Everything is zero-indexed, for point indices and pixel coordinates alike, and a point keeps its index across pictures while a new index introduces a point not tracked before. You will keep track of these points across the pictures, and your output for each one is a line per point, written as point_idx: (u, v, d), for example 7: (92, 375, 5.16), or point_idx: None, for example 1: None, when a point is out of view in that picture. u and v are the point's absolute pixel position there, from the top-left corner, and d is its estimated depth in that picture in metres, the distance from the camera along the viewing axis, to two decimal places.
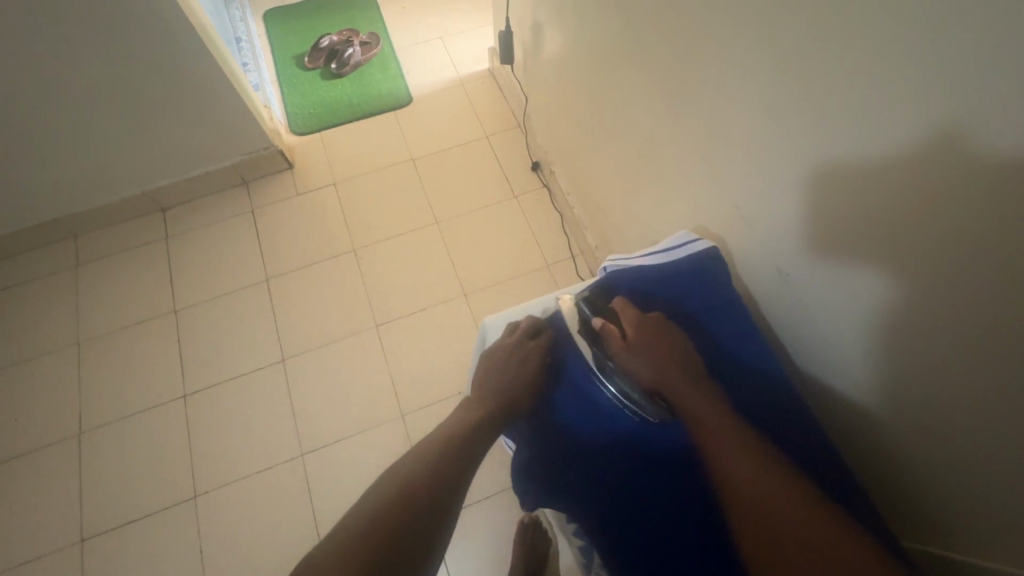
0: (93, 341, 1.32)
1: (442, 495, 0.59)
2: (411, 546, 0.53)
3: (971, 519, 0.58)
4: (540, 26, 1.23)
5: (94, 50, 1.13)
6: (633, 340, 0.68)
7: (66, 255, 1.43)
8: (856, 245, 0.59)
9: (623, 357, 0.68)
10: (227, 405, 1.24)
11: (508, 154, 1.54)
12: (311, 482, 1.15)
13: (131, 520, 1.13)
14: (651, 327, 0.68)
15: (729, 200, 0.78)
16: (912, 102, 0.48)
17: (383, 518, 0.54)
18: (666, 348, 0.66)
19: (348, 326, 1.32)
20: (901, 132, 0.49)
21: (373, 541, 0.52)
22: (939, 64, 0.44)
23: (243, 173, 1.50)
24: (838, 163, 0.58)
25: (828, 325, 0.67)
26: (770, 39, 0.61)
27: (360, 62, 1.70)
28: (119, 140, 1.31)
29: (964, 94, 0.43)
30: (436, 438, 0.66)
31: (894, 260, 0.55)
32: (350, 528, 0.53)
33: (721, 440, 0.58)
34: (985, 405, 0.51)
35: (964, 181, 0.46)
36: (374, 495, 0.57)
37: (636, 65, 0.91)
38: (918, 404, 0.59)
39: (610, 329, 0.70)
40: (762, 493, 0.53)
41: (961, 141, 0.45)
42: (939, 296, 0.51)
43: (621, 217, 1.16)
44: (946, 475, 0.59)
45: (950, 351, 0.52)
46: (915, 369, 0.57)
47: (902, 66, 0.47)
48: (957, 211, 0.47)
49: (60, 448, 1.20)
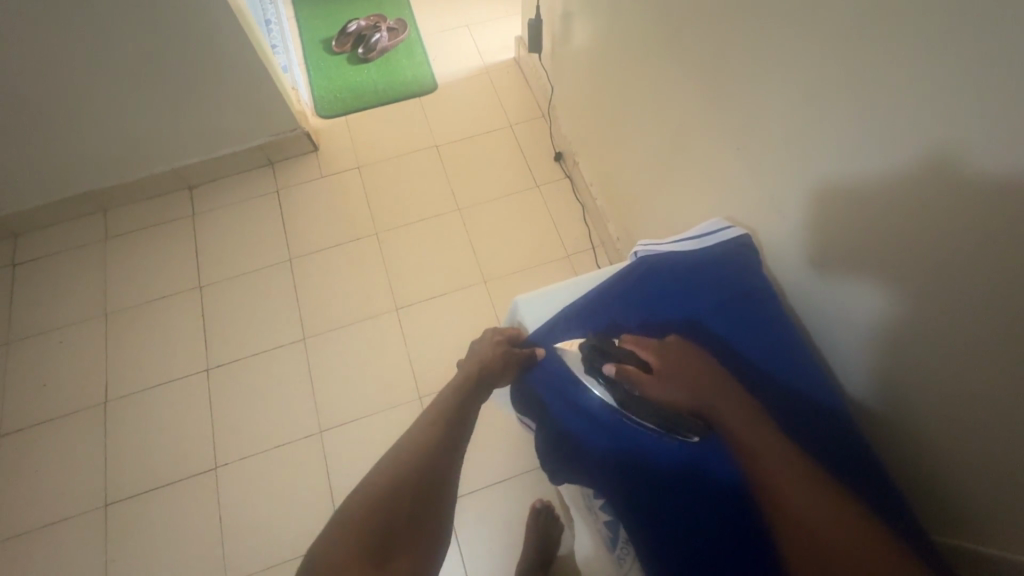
0: (121, 312, 1.35)
1: (433, 485, 0.60)
2: (407, 538, 0.55)
3: (982, 523, 0.58)
4: (569, 17, 1.23)
5: (130, 32, 1.15)
6: (660, 370, 0.64)
7: (95, 228, 1.46)
8: (873, 252, 0.60)
9: (651, 389, 0.63)
10: (248, 381, 1.26)
11: (532, 144, 1.54)
12: (328, 458, 1.17)
13: (153, 488, 1.16)
14: (673, 352, 0.65)
15: (753, 193, 0.78)
16: (929, 116, 0.49)
17: (376, 514, 0.55)
18: (694, 371, 0.63)
19: (367, 308, 1.33)
20: (918, 145, 0.51)
21: (367, 536, 0.53)
22: (960, 64, 0.45)
23: (269, 155, 1.52)
24: (862, 168, 0.58)
25: (856, 324, 0.65)
26: (801, 35, 0.61)
27: (387, 48, 1.70)
28: (147, 117, 1.33)
29: (993, 85, 0.43)
30: (425, 425, 0.67)
31: (905, 269, 0.56)
32: (348, 517, 0.55)
33: (762, 452, 0.55)
34: (987, 413, 0.52)
35: (971, 197, 0.47)
36: (368, 488, 0.58)
37: (664, 58, 0.90)
38: (926, 407, 0.59)
39: (628, 369, 0.65)
40: (813, 506, 0.51)
41: (969, 158, 0.46)
42: (942, 296, 0.53)
43: (644, 209, 1.15)
44: (952, 478, 0.59)
45: (958, 358, 0.53)
46: (925, 374, 0.58)
47: (932, 56, 0.47)
48: (977, 207, 0.47)
49: (86, 415, 1.23)
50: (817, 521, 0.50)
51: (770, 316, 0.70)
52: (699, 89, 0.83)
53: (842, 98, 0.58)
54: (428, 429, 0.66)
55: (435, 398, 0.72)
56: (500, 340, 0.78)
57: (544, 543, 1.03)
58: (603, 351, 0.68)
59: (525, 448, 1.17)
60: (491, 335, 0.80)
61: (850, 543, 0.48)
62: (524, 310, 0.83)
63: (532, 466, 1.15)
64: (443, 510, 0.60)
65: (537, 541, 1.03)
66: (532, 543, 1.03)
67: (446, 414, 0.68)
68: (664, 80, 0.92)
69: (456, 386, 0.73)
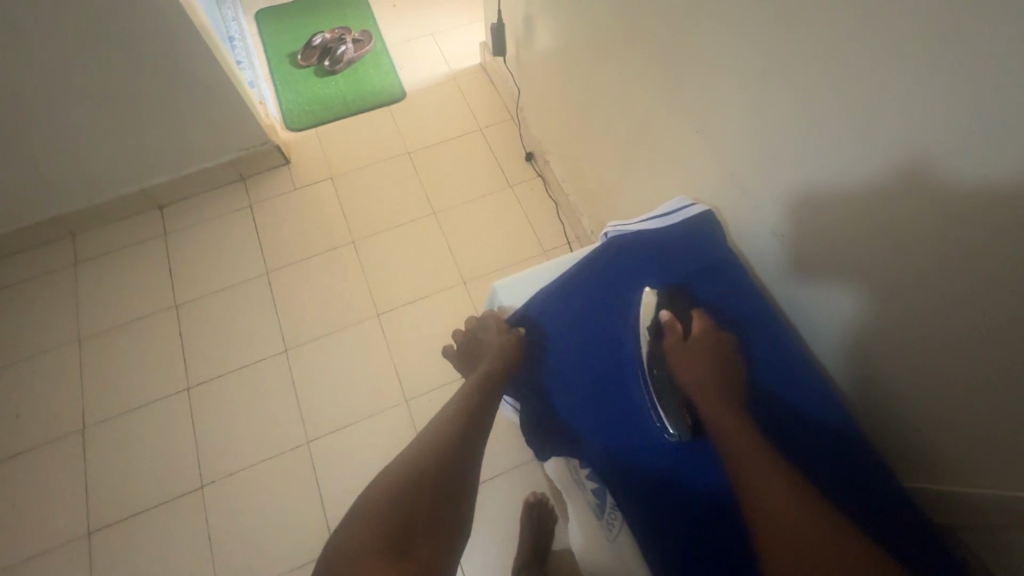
0: (95, 336, 1.32)
1: (449, 484, 0.62)
2: (425, 537, 0.58)
3: (955, 472, 0.61)
4: (531, 19, 1.26)
5: (93, 53, 1.15)
6: (695, 343, 0.69)
7: (64, 253, 1.43)
8: (847, 240, 0.62)
9: (679, 355, 0.70)
10: (232, 397, 1.25)
11: (502, 145, 1.57)
12: (318, 468, 1.17)
13: (139, 512, 1.13)
14: (715, 340, 0.70)
15: (717, 174, 0.81)
16: (896, 117, 0.51)
17: (397, 505, 0.58)
18: (719, 364, 0.68)
19: (350, 316, 1.33)
20: (889, 147, 0.53)
21: (384, 535, 0.56)
22: (907, 50, 0.48)
23: (241, 170, 1.52)
24: (827, 161, 0.61)
25: (822, 287, 0.69)
26: (749, 22, 0.65)
27: (353, 59, 1.72)
28: (114, 138, 1.31)
29: (941, 59, 0.46)
30: (441, 421, 0.69)
31: (881, 255, 0.59)
32: (370, 507, 0.59)
33: (752, 448, 0.60)
34: (953, 364, 0.55)
35: (939, 187, 0.50)
36: (384, 484, 0.60)
37: (624, 52, 0.93)
38: (893, 365, 0.63)
39: (675, 325, 0.71)
40: (776, 503, 0.55)
41: (936, 155, 0.49)
42: (915, 277, 0.56)
43: (614, 200, 1.18)
44: (920, 429, 0.63)
45: (924, 315, 0.56)
46: (893, 333, 0.61)
47: (881, 42, 0.50)
48: (936, 179, 0.50)
49: (63, 444, 1.20)
50: (780, 510, 0.54)
51: (738, 290, 0.73)
52: (658, 80, 0.86)
53: (796, 81, 0.61)
54: (444, 425, 0.68)
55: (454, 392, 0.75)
56: (504, 328, 0.81)
57: (539, 536, 1.04)
58: (667, 300, 0.74)
59: (515, 442, 1.18)
60: (490, 319, 0.83)
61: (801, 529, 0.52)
62: (507, 305, 0.85)
63: (522, 461, 1.16)
64: (462, 496, 0.63)
65: (533, 535, 1.04)
66: (528, 536, 1.04)
67: (461, 409, 0.70)
68: (626, 73, 0.95)
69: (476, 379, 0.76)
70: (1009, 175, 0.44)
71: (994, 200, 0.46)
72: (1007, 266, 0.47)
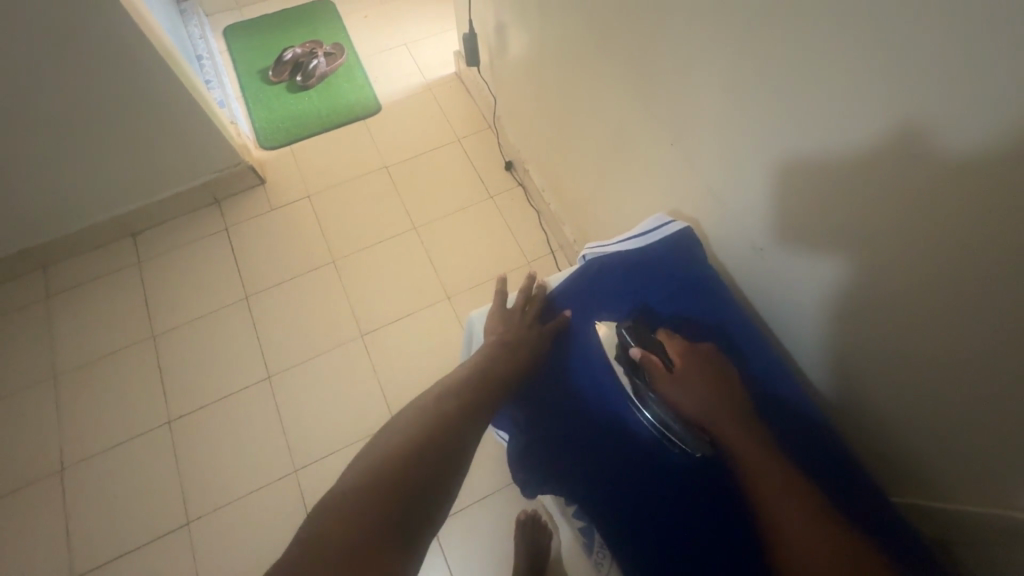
0: (70, 372, 1.29)
1: (438, 471, 0.55)
2: (416, 527, 0.49)
3: (945, 480, 0.60)
4: (503, 28, 1.24)
5: (51, 81, 1.11)
6: (680, 372, 0.67)
7: (35, 287, 1.39)
8: (832, 239, 0.60)
9: (668, 389, 0.67)
10: (215, 428, 1.22)
11: (481, 154, 1.55)
12: (307, 497, 1.14)
13: (124, 553, 1.10)
14: (701, 359, 0.67)
15: (694, 184, 0.80)
16: (874, 98, 0.49)
17: (396, 473, 0.52)
18: (711, 386, 0.65)
19: (332, 337, 1.31)
20: (868, 129, 0.50)
21: (374, 525, 0.47)
22: (882, 46, 0.46)
23: (215, 192, 1.48)
24: (806, 156, 0.59)
25: (808, 298, 0.68)
26: (718, 31, 0.63)
27: (326, 73, 1.69)
28: (80, 165, 1.27)
29: (914, 67, 0.44)
30: (422, 411, 0.62)
31: (868, 253, 0.56)
32: (367, 473, 0.52)
33: (763, 469, 0.60)
34: (945, 372, 0.54)
35: (926, 178, 0.47)
36: (374, 464, 0.53)
37: (596, 62, 0.92)
38: (882, 372, 0.61)
39: (653, 360, 0.68)
40: (800, 532, 0.55)
41: (919, 135, 0.46)
42: (905, 281, 0.53)
43: (595, 209, 1.17)
44: (914, 438, 0.62)
45: (913, 324, 0.55)
46: (883, 343, 0.59)
47: (851, 40, 0.48)
48: (916, 187, 0.49)
49: (42, 486, 1.16)
50: (803, 538, 0.54)
51: (721, 307, 0.73)
52: (632, 90, 0.85)
53: (768, 85, 0.60)
54: (427, 414, 0.61)
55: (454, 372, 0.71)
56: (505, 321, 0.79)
57: (535, 553, 1.01)
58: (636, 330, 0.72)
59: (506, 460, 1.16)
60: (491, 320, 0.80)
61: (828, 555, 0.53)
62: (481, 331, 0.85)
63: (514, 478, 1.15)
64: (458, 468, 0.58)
65: (527, 553, 1.02)
66: (522, 555, 1.01)
67: (460, 390, 0.66)
68: (599, 83, 0.93)
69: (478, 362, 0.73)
70: (991, 184, 0.43)
71: (975, 208, 0.45)
72: (992, 274, 0.46)
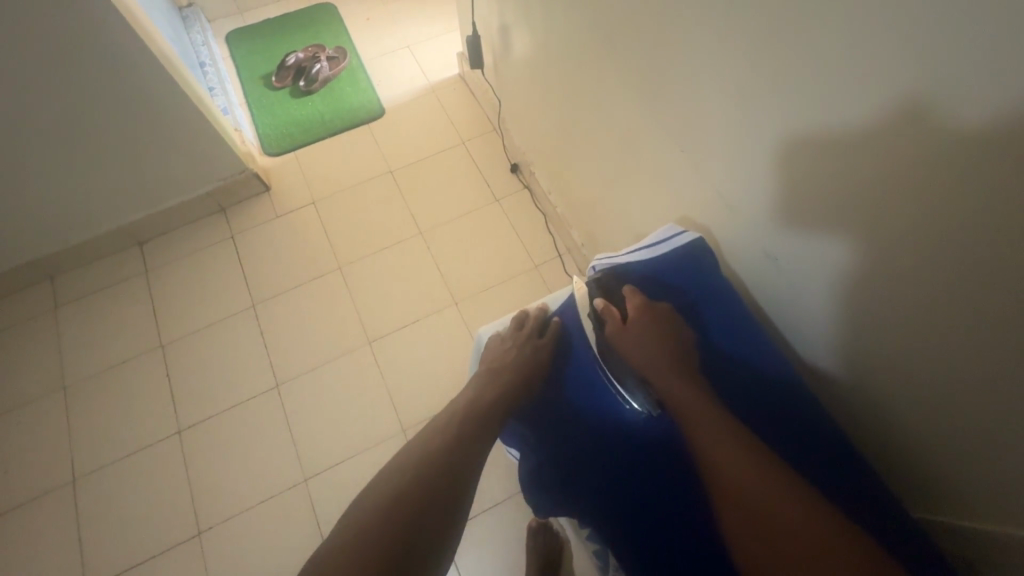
0: (80, 382, 1.29)
1: (441, 512, 0.59)
2: (418, 544, 0.56)
3: (972, 496, 0.58)
4: (506, 29, 1.22)
5: (52, 93, 1.10)
6: (631, 322, 0.71)
7: (44, 298, 1.40)
8: (849, 246, 0.58)
9: (617, 336, 0.72)
10: (224, 438, 1.22)
11: (486, 157, 1.53)
12: (317, 507, 1.14)
13: (136, 564, 1.10)
14: (653, 315, 0.71)
15: (704, 190, 0.78)
16: (890, 90, 0.46)
17: (408, 486, 0.60)
18: (659, 335, 0.69)
19: (340, 345, 1.30)
20: (884, 117, 0.48)
21: (384, 533, 0.55)
22: (900, 45, 0.44)
23: (220, 200, 1.48)
24: (819, 162, 0.57)
25: (824, 309, 0.65)
26: (725, 34, 0.61)
27: (329, 77, 1.68)
28: (83, 176, 1.27)
29: (931, 72, 0.42)
30: (432, 435, 0.67)
31: (886, 259, 0.54)
32: (385, 485, 0.60)
33: (705, 422, 0.61)
34: (970, 386, 0.52)
35: (946, 173, 0.45)
36: (392, 478, 0.61)
37: (602, 65, 0.90)
38: (903, 385, 0.59)
39: (611, 310, 0.74)
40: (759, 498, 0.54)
41: (939, 125, 0.44)
42: (931, 292, 0.51)
43: (602, 213, 1.15)
44: (939, 453, 0.60)
45: (936, 337, 0.53)
46: (904, 355, 0.57)
47: (867, 40, 0.46)
48: (937, 186, 0.46)
49: (54, 497, 1.17)
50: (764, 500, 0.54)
51: (734, 318, 0.72)
52: (638, 93, 0.83)
53: (780, 88, 0.57)
54: (437, 437, 0.66)
55: (463, 389, 0.76)
56: (507, 340, 0.79)
57: (547, 565, 1.00)
58: (601, 287, 0.77)
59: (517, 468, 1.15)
60: (497, 341, 0.81)
61: (788, 521, 0.52)
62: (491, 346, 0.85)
63: None
64: (468, 480, 0.64)
65: (538, 565, 1.00)
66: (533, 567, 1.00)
67: (469, 410, 0.71)
68: (606, 86, 0.91)
69: (484, 380, 0.76)
70: (1012, 195, 0.41)
71: (995, 221, 0.43)
72: (1013, 289, 0.44)
